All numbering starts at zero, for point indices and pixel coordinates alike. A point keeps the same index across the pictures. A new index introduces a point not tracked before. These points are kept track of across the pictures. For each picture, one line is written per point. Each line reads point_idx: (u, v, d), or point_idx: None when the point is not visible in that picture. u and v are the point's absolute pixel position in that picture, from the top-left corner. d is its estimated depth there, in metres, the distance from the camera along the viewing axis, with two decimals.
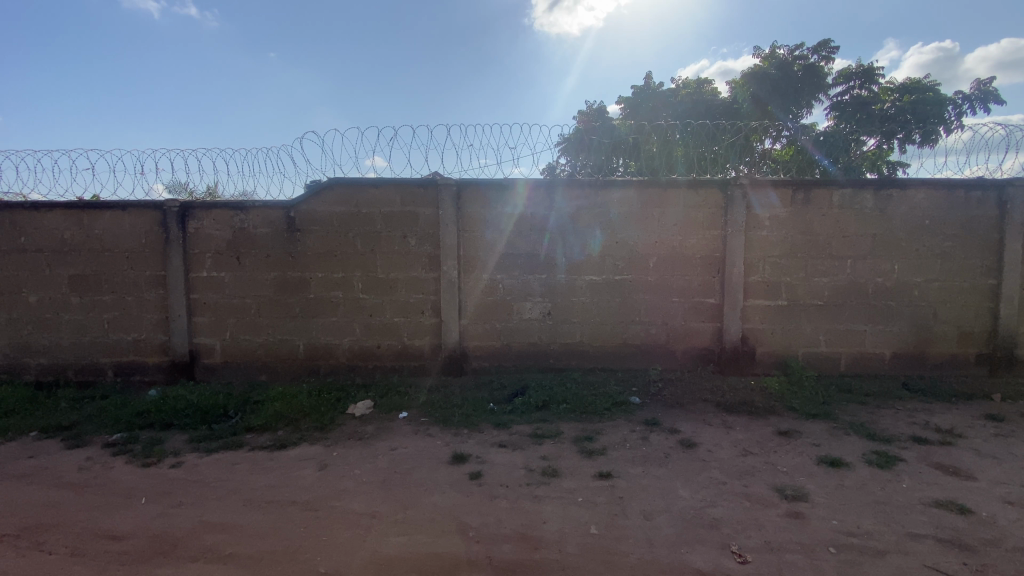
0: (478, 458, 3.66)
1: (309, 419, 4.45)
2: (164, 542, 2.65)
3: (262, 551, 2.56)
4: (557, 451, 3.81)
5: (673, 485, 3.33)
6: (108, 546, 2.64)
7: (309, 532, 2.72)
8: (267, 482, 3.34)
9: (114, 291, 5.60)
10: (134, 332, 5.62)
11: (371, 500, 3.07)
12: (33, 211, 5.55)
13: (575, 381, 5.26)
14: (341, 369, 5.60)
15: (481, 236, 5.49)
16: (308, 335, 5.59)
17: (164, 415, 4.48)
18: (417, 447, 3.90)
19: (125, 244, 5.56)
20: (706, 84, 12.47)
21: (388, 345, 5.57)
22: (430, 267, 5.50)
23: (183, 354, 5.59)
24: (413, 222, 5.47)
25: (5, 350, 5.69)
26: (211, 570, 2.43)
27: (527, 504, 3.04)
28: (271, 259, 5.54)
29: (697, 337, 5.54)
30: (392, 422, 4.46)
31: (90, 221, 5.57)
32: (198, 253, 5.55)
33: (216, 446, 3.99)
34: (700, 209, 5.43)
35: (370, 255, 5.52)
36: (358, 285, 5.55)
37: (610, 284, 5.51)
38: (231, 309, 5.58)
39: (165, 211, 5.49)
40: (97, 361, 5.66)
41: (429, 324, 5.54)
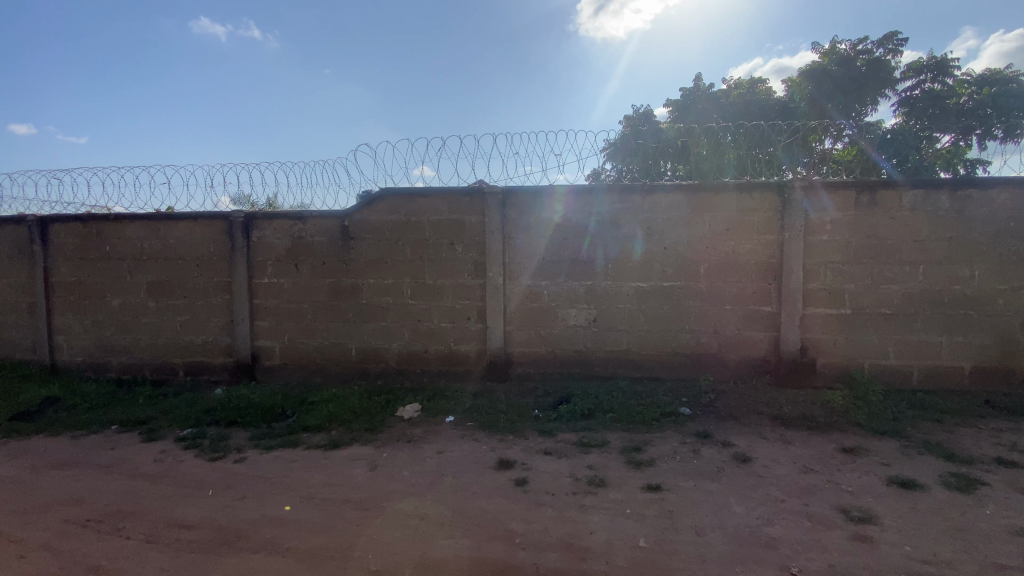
0: (524, 465, 3.65)
1: (361, 420, 4.60)
2: (229, 533, 2.79)
3: (317, 546, 2.66)
4: (604, 460, 3.75)
5: (727, 501, 3.20)
6: (178, 535, 2.81)
7: (361, 530, 2.80)
8: (322, 480, 3.47)
9: (186, 296, 6.01)
10: (202, 334, 6.01)
11: (419, 502, 3.12)
12: (117, 222, 6.05)
13: (622, 390, 5.16)
14: (390, 373, 5.75)
15: (526, 243, 5.51)
16: (359, 339, 5.78)
17: (228, 413, 4.75)
18: (463, 451, 3.94)
19: (196, 252, 5.95)
20: (759, 84, 12.02)
21: (434, 350, 5.67)
22: (476, 273, 5.57)
23: (246, 356, 5.92)
24: (459, 230, 5.56)
25: (91, 349, 6.22)
26: (270, 561, 2.54)
27: (574, 513, 3.00)
28: (326, 266, 5.79)
29: (751, 346, 5.31)
30: (439, 426, 4.52)
31: (166, 232, 6.00)
32: (261, 260, 5.87)
33: (275, 444, 4.18)
34: (753, 213, 5.22)
35: (419, 262, 5.65)
36: (407, 290, 5.69)
37: (658, 291, 5.39)
38: (290, 313, 5.86)
39: (231, 222, 5.85)
40: (170, 361, 6.08)
41: (475, 329, 5.60)
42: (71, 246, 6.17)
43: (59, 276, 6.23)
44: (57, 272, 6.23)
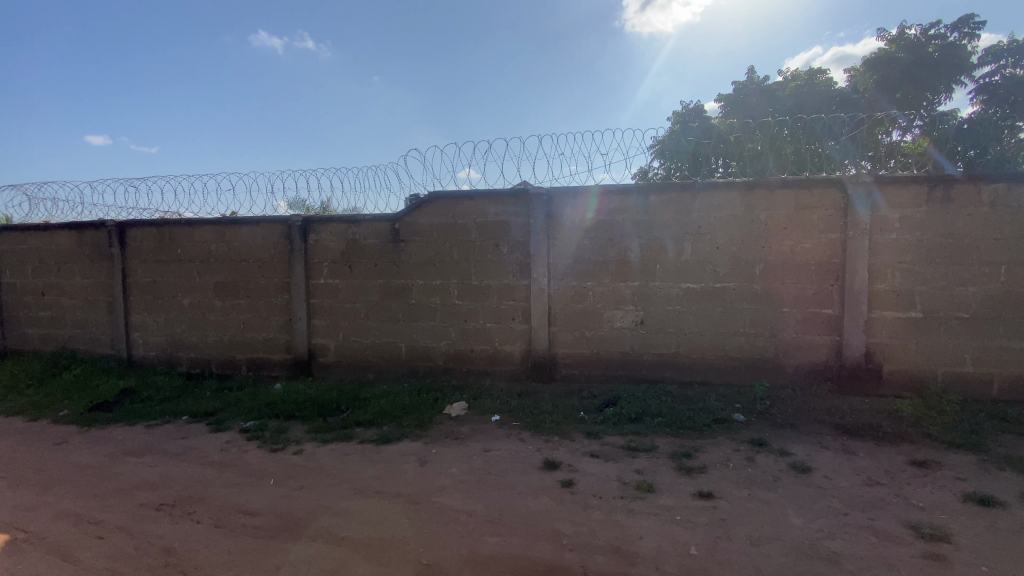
0: (570, 466, 3.64)
1: (410, 416, 4.72)
2: (290, 521, 2.94)
3: (370, 537, 2.75)
4: (653, 465, 3.67)
5: (783, 511, 3.06)
6: (242, 520, 2.98)
7: (412, 524, 2.87)
8: (374, 474, 3.59)
9: (249, 296, 6.36)
10: (263, 332, 6.34)
11: (468, 498, 3.17)
12: (188, 227, 6.49)
13: (671, 394, 5.03)
14: (438, 372, 5.87)
15: (572, 244, 5.47)
16: (408, 338, 5.93)
17: (287, 406, 4.99)
18: (509, 450, 3.97)
19: (258, 255, 6.29)
20: (818, 75, 11.41)
21: (480, 349, 5.73)
22: (521, 274, 5.59)
23: (303, 353, 6.20)
24: (505, 231, 5.60)
25: (165, 345, 6.69)
26: (327, 549, 2.65)
27: (622, 517, 2.96)
28: (377, 267, 5.98)
29: (810, 351, 5.06)
30: (485, 425, 4.57)
31: (231, 235, 6.38)
32: (317, 262, 6.14)
33: (330, 437, 4.36)
34: (812, 210, 4.97)
35: (465, 263, 5.74)
36: (454, 291, 5.79)
37: (710, 293, 5.23)
38: (344, 313, 6.09)
39: (290, 226, 6.15)
40: (234, 357, 6.45)
41: (520, 330, 5.62)
42: (147, 250, 6.67)
43: (137, 277, 6.74)
44: (135, 274, 6.75)
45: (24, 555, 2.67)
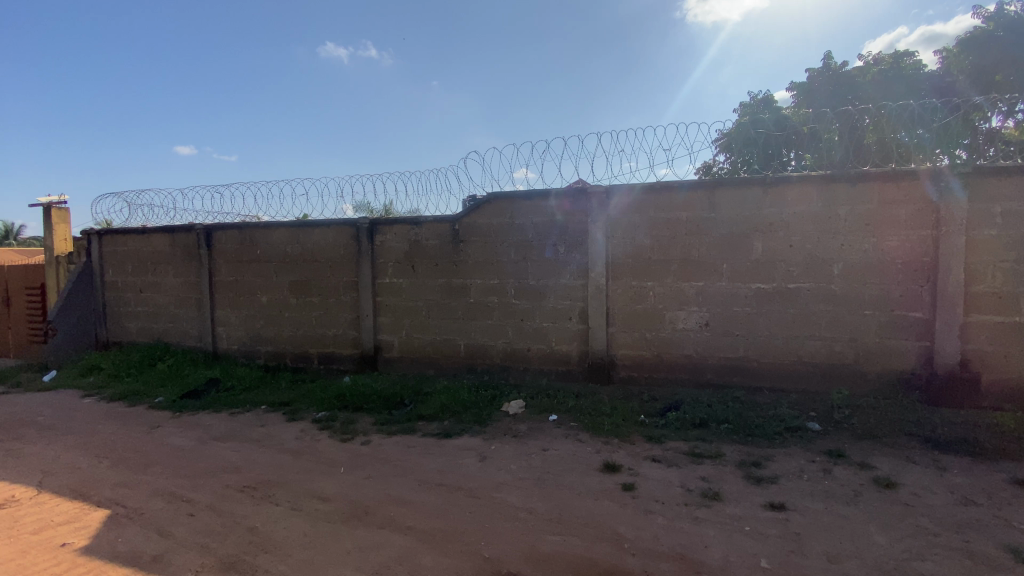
0: (631, 470, 3.56)
1: (469, 413, 4.81)
2: (358, 509, 3.07)
3: (433, 528, 2.82)
4: (719, 473, 3.52)
5: (865, 529, 2.84)
6: (315, 505, 3.15)
7: (473, 518, 2.92)
8: (436, 467, 3.68)
9: (320, 294, 6.72)
10: (333, 328, 6.68)
11: (527, 496, 3.18)
12: (267, 230, 6.95)
13: (738, 400, 4.81)
14: (496, 370, 5.93)
15: (632, 243, 5.34)
16: (467, 336, 6.04)
17: (354, 399, 5.23)
18: (568, 450, 3.94)
19: (328, 255, 6.64)
20: (904, 58, 10.49)
21: (538, 349, 5.74)
22: (579, 274, 5.54)
23: (369, 349, 6.48)
24: (563, 231, 5.57)
25: (246, 339, 7.21)
26: (393, 537, 2.75)
27: (686, 524, 2.86)
28: (438, 267, 6.13)
29: (894, 357, 4.67)
30: (543, 424, 4.57)
31: (304, 237, 6.76)
32: (382, 262, 6.39)
33: (394, 430, 4.52)
34: (897, 205, 4.59)
35: (523, 262, 5.76)
36: (512, 291, 5.83)
37: (782, 294, 4.94)
38: (406, 311, 6.30)
39: (357, 228, 6.44)
40: (306, 351, 6.85)
41: (578, 330, 5.57)
42: (231, 251, 7.21)
43: (221, 276, 7.30)
44: (220, 273, 7.31)
45: (127, 527, 2.95)
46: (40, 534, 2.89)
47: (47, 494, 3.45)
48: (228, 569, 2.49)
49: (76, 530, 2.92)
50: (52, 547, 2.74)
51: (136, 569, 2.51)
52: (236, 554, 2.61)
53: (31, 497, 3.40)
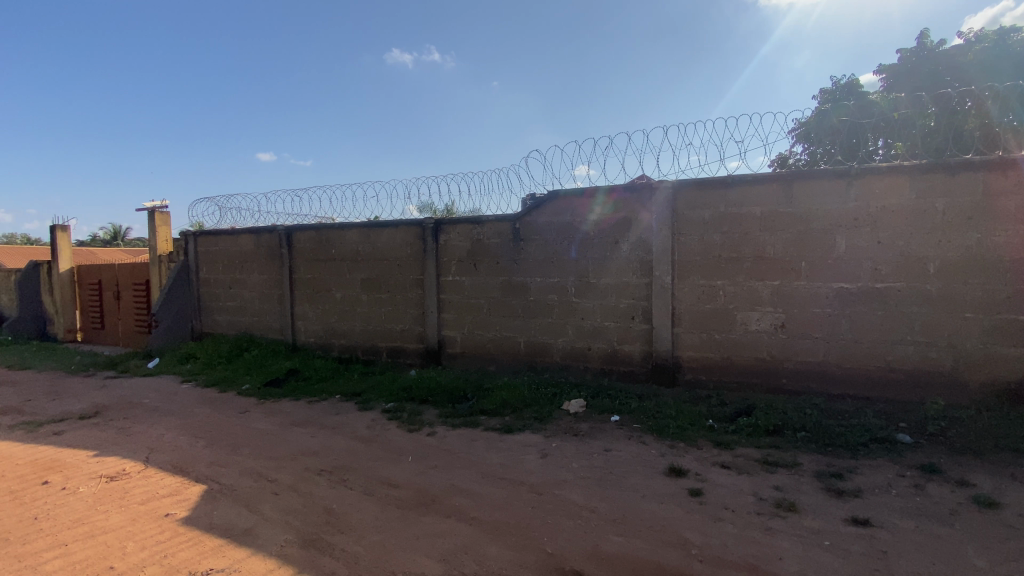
0: (698, 475, 3.44)
1: (531, 409, 4.83)
2: (425, 497, 3.18)
3: (497, 521, 2.87)
4: (794, 483, 3.32)
5: (966, 551, 2.58)
6: (385, 491, 3.29)
7: (536, 513, 2.94)
8: (499, 461, 3.74)
9: (388, 291, 7.01)
10: (399, 323, 6.95)
11: (590, 495, 3.16)
12: (340, 230, 7.34)
13: (816, 407, 4.51)
14: (556, 368, 5.92)
15: (699, 240, 5.14)
16: (528, 334, 6.07)
17: (420, 392, 5.42)
18: (631, 452, 3.87)
19: (396, 254, 6.91)
20: (1015, 33, 9.36)
21: (599, 348, 5.66)
22: (643, 272, 5.40)
23: (433, 344, 6.68)
24: (626, 229, 5.46)
25: (320, 332, 7.66)
26: (458, 526, 2.83)
27: (758, 535, 2.73)
28: (500, 265, 6.21)
29: (1001, 366, 4.20)
30: (605, 424, 4.51)
31: (374, 237, 7.07)
32: (446, 260, 6.56)
33: (458, 423, 4.64)
34: (1006, 197, 4.12)
35: (585, 260, 5.70)
36: (573, 289, 5.79)
37: (867, 294, 4.58)
38: (469, 308, 6.43)
39: (422, 228, 6.65)
40: (375, 345, 7.17)
41: (641, 329, 5.44)
42: (308, 250, 7.68)
43: (299, 274, 7.80)
44: (298, 271, 7.81)
45: (220, 501, 3.22)
46: (148, 503, 3.23)
47: (154, 468, 3.84)
48: (307, 546, 2.66)
49: (177, 502, 3.24)
50: (158, 516, 3.06)
51: (228, 540, 2.74)
52: (314, 533, 2.79)
53: (141, 470, 3.80)
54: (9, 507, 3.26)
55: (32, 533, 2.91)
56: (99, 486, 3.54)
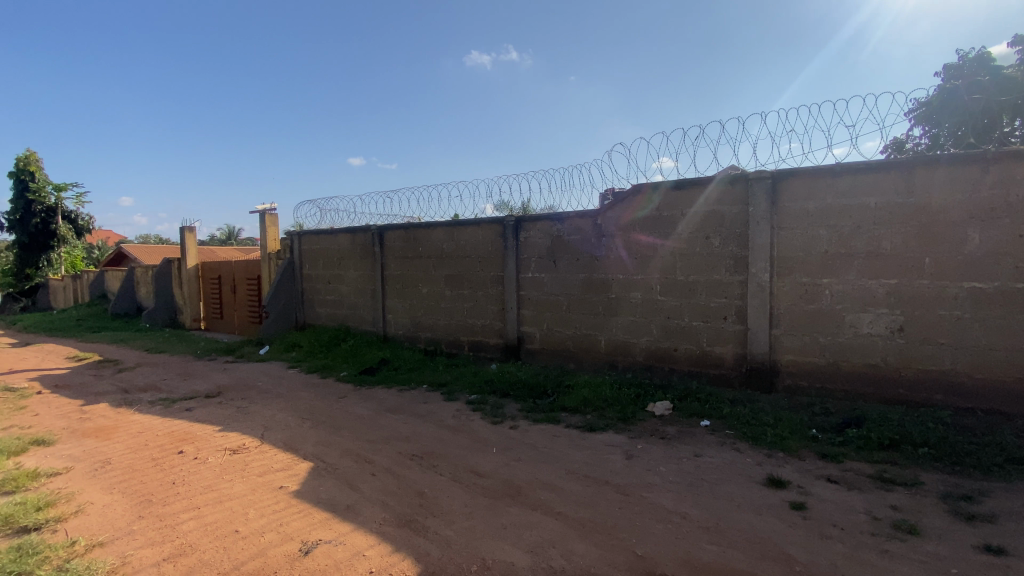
0: (800, 488, 3.19)
1: (613, 409, 4.75)
2: (511, 488, 3.24)
3: (583, 517, 2.85)
4: (916, 504, 2.98)
5: None
6: (472, 480, 3.39)
7: (624, 514, 2.89)
8: (583, 459, 3.71)
9: (470, 287, 7.21)
10: (481, 319, 7.12)
11: (680, 500, 3.04)
12: (426, 229, 7.66)
13: (941, 421, 4.01)
14: (639, 368, 5.76)
15: (801, 234, 4.75)
16: (609, 332, 5.96)
17: (502, 386, 5.51)
18: (723, 459, 3.67)
19: (479, 251, 7.08)
20: None
21: (686, 349, 5.43)
22: (736, 269, 5.09)
23: (513, 340, 6.77)
24: (716, 223, 5.17)
25: (408, 326, 8.05)
26: (545, 519, 2.84)
27: (874, 557, 2.47)
28: (582, 262, 6.15)
29: None
30: (694, 429, 4.32)
31: (457, 234, 7.29)
32: (527, 257, 6.61)
33: (540, 418, 4.67)
34: None
35: (671, 257, 5.49)
36: (658, 287, 5.59)
37: (1007, 296, 3.99)
38: (549, 304, 6.44)
39: (503, 225, 6.75)
40: (458, 339, 7.40)
41: (733, 330, 5.14)
42: (397, 248, 8.09)
43: (389, 270, 8.25)
44: (387, 268, 8.26)
45: (324, 478, 3.50)
46: (264, 476, 3.58)
47: (268, 445, 4.25)
48: (402, 526, 2.80)
49: (289, 476, 3.56)
50: (274, 488, 3.38)
51: (333, 514, 2.97)
52: (409, 514, 2.94)
53: (257, 445, 4.22)
54: (155, 471, 3.76)
55: (173, 495, 3.34)
56: (224, 457, 3.98)
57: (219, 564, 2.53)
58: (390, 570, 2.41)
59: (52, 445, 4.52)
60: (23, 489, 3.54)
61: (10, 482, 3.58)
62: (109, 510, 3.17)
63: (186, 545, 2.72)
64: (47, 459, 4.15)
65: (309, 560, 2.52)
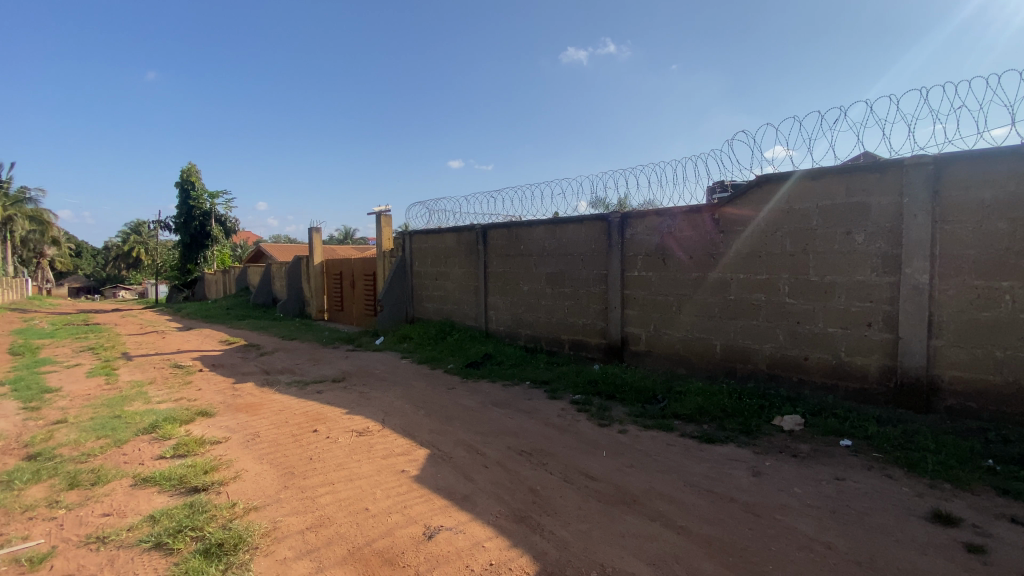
0: (977, 528, 2.71)
1: (733, 420, 4.42)
2: (627, 495, 3.13)
3: (709, 535, 2.66)
4: None
5: None
6: (584, 482, 3.33)
7: (755, 536, 2.65)
8: (702, 471, 3.48)
9: (572, 285, 7.13)
10: (584, 318, 7.01)
11: (822, 528, 2.73)
12: (529, 227, 7.72)
13: None
14: (761, 376, 5.31)
15: (972, 229, 4.05)
16: (726, 336, 5.56)
17: (609, 388, 5.38)
18: (872, 486, 3.23)
19: (581, 249, 6.98)
20: None
21: (819, 358, 4.90)
22: (884, 269, 4.47)
23: (618, 340, 6.58)
24: (859, 217, 4.59)
25: (509, 322, 8.18)
26: (666, 532, 2.70)
27: None
28: (694, 260, 5.80)
29: None
30: (831, 448, 3.87)
31: (560, 232, 7.25)
32: (633, 255, 6.39)
33: (651, 423, 4.48)
34: None
35: (802, 255, 4.98)
36: (785, 288, 5.11)
37: None
38: (658, 305, 6.16)
39: (608, 222, 6.59)
40: (560, 337, 7.36)
41: (878, 339, 4.53)
42: (501, 246, 8.25)
43: (491, 268, 8.45)
44: (491, 265, 8.46)
45: (441, 466, 3.65)
46: (388, 459, 3.83)
47: (388, 429, 4.54)
48: (518, 521, 2.83)
49: (409, 461, 3.77)
50: (396, 471, 3.59)
51: (452, 502, 3.08)
52: (524, 510, 2.95)
53: (379, 429, 4.53)
54: (295, 446, 4.20)
55: (311, 470, 3.69)
56: (352, 438, 4.33)
57: (353, 538, 2.73)
58: (509, 564, 2.44)
59: (213, 416, 5.23)
60: (193, 453, 4.13)
61: (183, 447, 4.21)
62: (260, 478, 3.58)
63: (324, 516, 2.98)
64: (209, 429, 4.82)
65: (433, 545, 2.63)
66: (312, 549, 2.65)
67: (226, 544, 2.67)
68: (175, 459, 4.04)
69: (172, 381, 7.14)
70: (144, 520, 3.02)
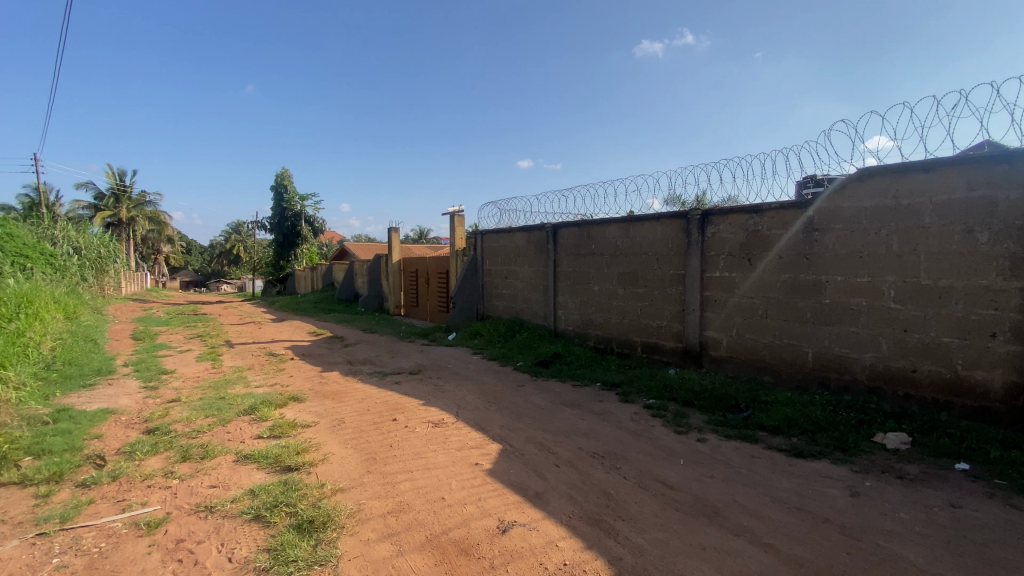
0: None
1: (827, 436, 4.08)
2: (707, 507, 2.99)
3: (800, 556, 2.48)
4: None
5: None
6: (661, 490, 3.22)
7: (855, 561, 2.43)
8: (792, 488, 3.24)
9: (647, 285, 6.93)
10: (658, 320, 6.78)
11: (935, 559, 2.45)
12: (601, 226, 7.59)
13: None
14: (859, 389, 4.86)
15: None
16: (819, 343, 5.16)
17: (686, 393, 5.17)
18: (998, 516, 2.85)
19: (657, 248, 6.76)
20: None
21: (929, 371, 4.40)
22: (1014, 273, 3.94)
23: (695, 344, 6.30)
24: (983, 213, 4.08)
25: (580, 322, 8.09)
26: (750, 548, 2.55)
27: None
28: (782, 260, 5.43)
29: None
30: (945, 472, 3.47)
31: (634, 230, 7.07)
32: (714, 254, 6.09)
33: (732, 433, 4.25)
34: None
35: (911, 256, 4.50)
36: (890, 292, 4.64)
37: None
38: (740, 308, 5.84)
39: (687, 220, 6.33)
40: (632, 339, 7.18)
41: (1004, 352, 4.00)
42: (572, 245, 8.18)
43: (562, 266, 8.40)
44: (562, 264, 8.42)
45: (513, 462, 3.69)
46: (462, 451, 3.93)
47: (461, 422, 4.66)
48: (592, 523, 2.79)
49: (482, 455, 3.84)
50: (470, 463, 3.68)
51: (525, 499, 3.10)
52: (598, 513, 2.91)
53: (454, 422, 4.66)
54: (376, 434, 4.42)
55: (391, 457, 3.87)
56: (428, 429, 4.49)
57: (430, 526, 2.83)
58: (583, 566, 2.42)
59: (303, 401, 5.64)
60: (286, 435, 4.48)
61: (278, 429, 4.57)
62: (345, 462, 3.81)
63: (403, 502, 3.12)
64: (300, 413, 5.20)
65: (507, 539, 2.66)
66: (392, 532, 2.78)
67: (315, 521, 2.87)
68: (270, 440, 4.40)
69: (267, 368, 7.78)
70: (244, 494, 3.32)
